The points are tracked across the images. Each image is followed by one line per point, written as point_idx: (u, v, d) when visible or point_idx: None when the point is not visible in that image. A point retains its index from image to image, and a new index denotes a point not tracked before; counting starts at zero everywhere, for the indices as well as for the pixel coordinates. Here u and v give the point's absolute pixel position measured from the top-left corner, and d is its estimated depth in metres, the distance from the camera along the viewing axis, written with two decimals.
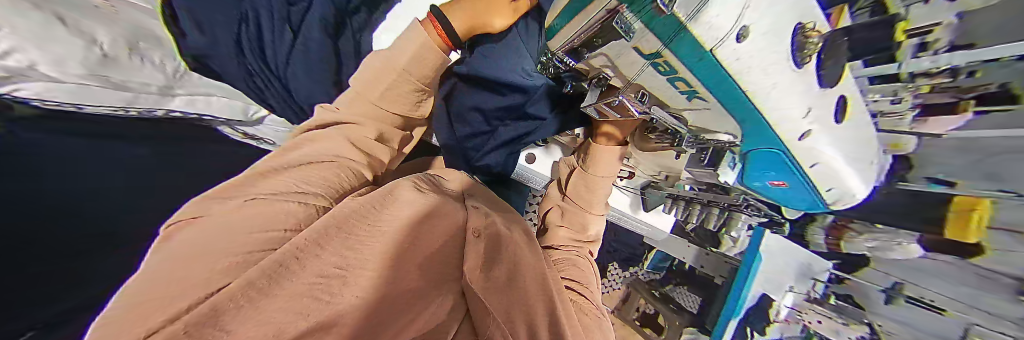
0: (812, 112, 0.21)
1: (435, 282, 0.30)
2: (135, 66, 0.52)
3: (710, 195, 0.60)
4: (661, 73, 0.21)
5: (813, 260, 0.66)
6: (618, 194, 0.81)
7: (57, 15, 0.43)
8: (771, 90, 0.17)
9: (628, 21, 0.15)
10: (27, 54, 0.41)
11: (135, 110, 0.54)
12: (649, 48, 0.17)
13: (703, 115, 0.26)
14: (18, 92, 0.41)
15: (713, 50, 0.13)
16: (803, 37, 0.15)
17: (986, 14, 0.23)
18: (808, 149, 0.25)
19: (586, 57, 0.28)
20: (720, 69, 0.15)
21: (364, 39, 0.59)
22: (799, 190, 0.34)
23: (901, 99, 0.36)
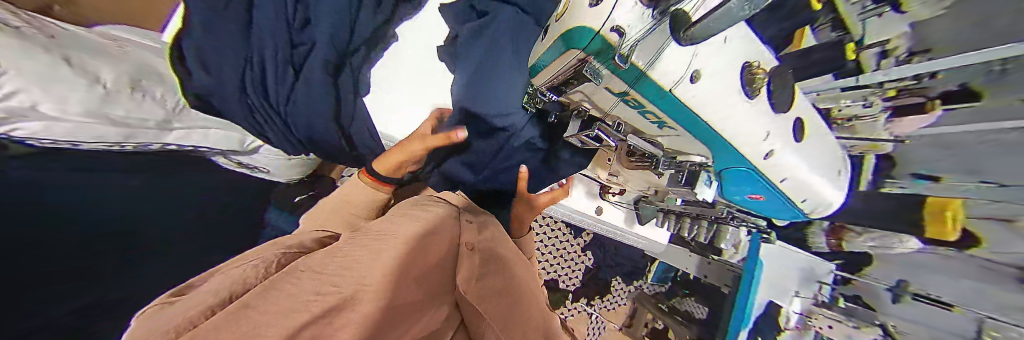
0: (769, 136, 0.24)
1: (431, 294, 0.28)
2: (137, 102, 0.52)
3: (698, 208, 0.63)
4: (632, 107, 0.27)
5: (812, 263, 0.65)
6: (611, 210, 0.81)
7: (64, 56, 0.42)
8: (727, 120, 0.22)
9: (594, 70, 0.22)
10: (31, 95, 0.38)
11: (133, 145, 0.55)
12: (617, 88, 0.23)
13: (675, 139, 0.30)
14: (14, 131, 0.39)
15: (672, 90, 0.19)
16: (751, 73, 0.22)
17: (933, 26, 0.34)
18: (774, 167, 0.27)
19: (567, 93, 0.33)
20: (675, 103, 0.21)
21: (363, 75, 0.61)
22: (775, 203, 0.34)
23: (871, 103, 0.42)
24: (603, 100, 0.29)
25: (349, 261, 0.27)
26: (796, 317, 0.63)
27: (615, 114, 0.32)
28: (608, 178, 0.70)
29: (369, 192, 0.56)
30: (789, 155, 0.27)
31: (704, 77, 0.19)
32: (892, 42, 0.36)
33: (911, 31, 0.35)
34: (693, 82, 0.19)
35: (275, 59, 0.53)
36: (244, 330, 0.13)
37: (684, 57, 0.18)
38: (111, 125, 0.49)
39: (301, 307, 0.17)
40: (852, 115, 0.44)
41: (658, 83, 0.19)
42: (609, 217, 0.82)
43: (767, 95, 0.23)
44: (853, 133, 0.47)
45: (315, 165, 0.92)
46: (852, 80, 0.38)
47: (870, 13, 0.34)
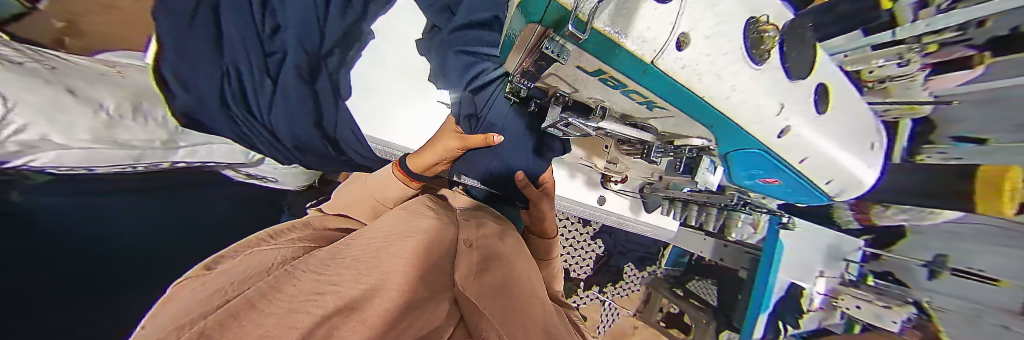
0: (785, 107, 0.21)
1: (431, 292, 0.25)
2: (139, 125, 0.53)
3: (703, 196, 0.59)
4: (615, 87, 0.25)
5: (840, 240, 0.62)
6: (615, 199, 0.79)
7: (68, 87, 0.43)
8: (732, 92, 0.19)
9: (559, 45, 0.20)
10: (41, 127, 0.40)
11: (143, 165, 0.57)
12: (592, 65, 0.21)
13: (670, 120, 0.28)
14: (33, 161, 0.41)
15: (656, 61, 0.17)
16: (759, 30, 0.19)
17: None
18: (793, 145, 0.24)
19: (542, 79, 0.32)
20: (659, 77, 0.18)
21: (342, 78, 0.62)
22: (796, 187, 0.30)
23: (907, 61, 0.36)
24: (582, 82, 0.27)
25: (354, 263, 0.27)
26: (820, 298, 0.60)
27: (598, 97, 0.30)
28: (605, 167, 0.68)
29: (400, 188, 0.52)
30: (807, 129, 0.23)
31: (691, 42, 0.17)
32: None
33: None
34: (679, 50, 0.17)
35: (253, 70, 0.52)
36: (251, 328, 0.11)
37: (668, 16, 0.16)
38: (118, 149, 0.50)
39: (309, 306, 0.16)
40: (887, 76, 0.39)
41: (636, 55, 0.17)
42: (613, 206, 0.79)
43: (780, 60, 0.20)
44: (886, 96, 0.42)
45: (320, 172, 0.94)
46: (888, 34, 0.33)
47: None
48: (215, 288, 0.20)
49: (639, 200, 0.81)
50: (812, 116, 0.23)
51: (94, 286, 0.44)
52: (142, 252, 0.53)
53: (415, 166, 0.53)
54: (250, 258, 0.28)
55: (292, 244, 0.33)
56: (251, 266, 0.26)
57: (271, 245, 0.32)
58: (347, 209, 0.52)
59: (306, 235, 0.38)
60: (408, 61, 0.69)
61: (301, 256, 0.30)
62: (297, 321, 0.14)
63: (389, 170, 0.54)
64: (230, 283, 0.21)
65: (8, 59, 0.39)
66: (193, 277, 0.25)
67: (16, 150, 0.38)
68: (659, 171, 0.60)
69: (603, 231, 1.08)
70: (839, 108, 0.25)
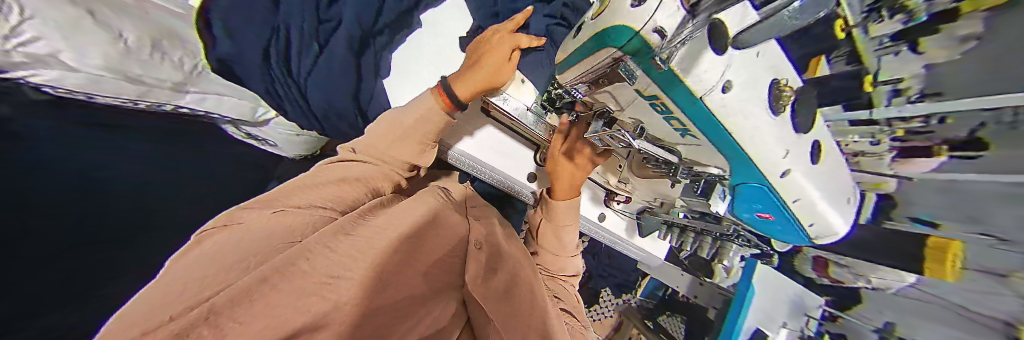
0: (790, 153, 0.25)
1: (437, 290, 0.31)
2: (155, 63, 0.52)
3: (702, 223, 0.60)
4: (659, 112, 0.28)
5: (805, 294, 0.66)
6: (613, 217, 0.82)
7: (88, 10, 0.43)
8: (755, 132, 0.23)
9: (628, 70, 0.23)
10: (51, 42, 0.38)
11: (146, 104, 0.54)
12: (650, 91, 0.24)
13: (695, 152, 0.31)
14: (35, 77, 0.39)
15: (705, 97, 0.21)
16: (778, 89, 0.23)
17: (952, 66, 0.32)
18: (791, 188, 0.27)
19: (593, 93, 0.36)
20: (703, 111, 0.22)
21: (385, 56, 0.66)
22: (785, 227, 0.34)
23: (879, 140, 0.43)
24: (631, 105, 0.31)
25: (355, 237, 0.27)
26: None
27: (639, 121, 0.34)
28: (616, 185, 0.70)
29: (437, 119, 0.51)
30: (805, 175, 0.27)
31: (733, 88, 0.21)
32: (904, 82, 0.36)
33: (926, 72, 0.34)
34: (723, 92, 0.21)
35: (301, 32, 0.56)
36: (258, 310, 0.14)
37: (720, 64, 0.20)
38: (128, 82, 0.49)
39: (315, 283, 0.19)
40: (861, 152, 0.45)
41: (690, 90, 0.21)
42: (612, 224, 0.82)
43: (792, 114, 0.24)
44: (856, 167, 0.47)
45: (323, 144, 0.92)
46: (864, 113, 0.39)
47: (891, 48, 0.35)
48: (240, 261, 0.21)
49: (635, 222, 0.84)
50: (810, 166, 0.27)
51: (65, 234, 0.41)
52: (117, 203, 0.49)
53: (462, 90, 0.50)
54: (268, 228, 0.28)
55: (318, 214, 0.34)
56: (269, 237, 0.26)
57: (288, 213, 0.32)
58: (370, 157, 0.49)
59: (318, 204, 0.36)
60: (443, 55, 0.68)
61: (321, 227, 0.31)
62: (302, 306, 0.16)
63: (429, 93, 0.52)
64: (254, 256, 0.22)
65: None
66: (215, 229, 0.28)
67: (20, 61, 0.36)
68: (668, 198, 0.62)
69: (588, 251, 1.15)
70: (829, 164, 0.29)
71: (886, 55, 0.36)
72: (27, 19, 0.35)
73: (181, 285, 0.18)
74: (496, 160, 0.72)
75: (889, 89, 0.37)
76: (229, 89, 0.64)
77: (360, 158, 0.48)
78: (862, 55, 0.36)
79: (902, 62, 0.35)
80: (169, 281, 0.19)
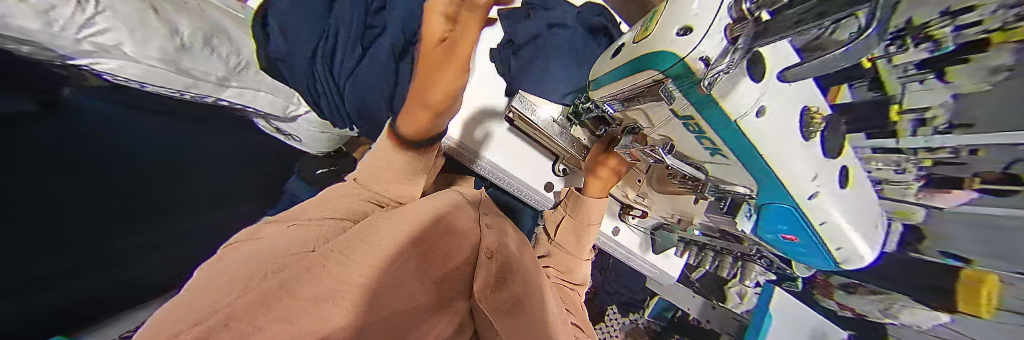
0: (819, 177, 0.26)
1: (445, 299, 0.29)
2: (204, 57, 0.57)
3: (722, 242, 0.59)
4: (691, 132, 0.31)
5: (823, 325, 0.58)
6: (627, 232, 0.83)
7: (151, 6, 0.49)
8: (785, 154, 0.25)
9: (668, 90, 0.27)
10: (118, 34, 0.42)
11: (191, 95, 0.56)
12: (685, 111, 0.28)
13: (723, 168, 0.33)
14: (94, 64, 0.41)
15: (739, 120, 0.24)
16: (810, 117, 0.25)
17: (980, 99, 0.24)
18: (821, 211, 0.27)
19: (624, 110, 0.41)
20: (736, 130, 0.25)
21: (416, 62, 0.78)
22: (811, 250, 0.33)
23: (904, 168, 0.34)
24: (665, 121, 0.34)
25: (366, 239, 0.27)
26: None
27: (670, 137, 0.37)
28: (636, 198, 0.70)
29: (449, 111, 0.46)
30: (835, 199, 0.27)
31: (767, 113, 0.23)
32: (931, 110, 0.28)
33: (955, 102, 0.26)
34: (758, 116, 0.23)
35: (347, 32, 0.74)
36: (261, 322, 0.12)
37: (754, 92, 0.23)
38: (179, 74, 0.52)
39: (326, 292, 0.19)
40: (886, 179, 0.36)
41: (726, 111, 0.24)
42: (625, 239, 0.83)
43: (821, 140, 0.26)
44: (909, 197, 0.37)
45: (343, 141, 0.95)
46: (891, 141, 0.32)
47: (913, 77, 0.27)
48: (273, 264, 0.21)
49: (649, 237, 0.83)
50: (841, 190, 0.27)
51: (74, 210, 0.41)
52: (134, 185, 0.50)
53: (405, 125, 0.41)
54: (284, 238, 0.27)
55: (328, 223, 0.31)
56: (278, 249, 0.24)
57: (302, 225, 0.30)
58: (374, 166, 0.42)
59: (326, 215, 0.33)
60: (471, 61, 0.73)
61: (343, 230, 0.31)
62: (297, 322, 0.13)
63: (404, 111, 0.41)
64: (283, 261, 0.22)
65: None
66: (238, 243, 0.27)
67: (88, 50, 0.39)
68: (689, 216, 0.57)
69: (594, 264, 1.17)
70: (856, 189, 0.29)
71: (911, 83, 0.28)
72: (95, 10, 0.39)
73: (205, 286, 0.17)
74: (514, 166, 0.74)
75: (913, 118, 0.30)
76: (275, 87, 0.70)
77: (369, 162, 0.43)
78: (881, 75, 0.29)
79: (928, 92, 0.27)
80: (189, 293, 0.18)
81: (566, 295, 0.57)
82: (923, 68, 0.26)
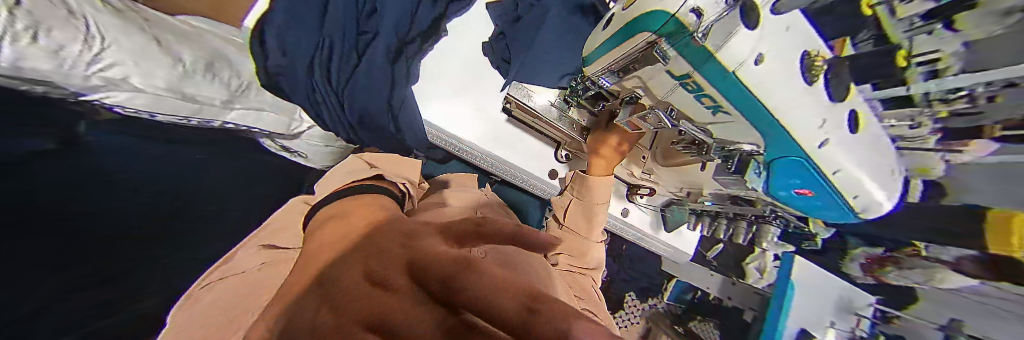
0: (826, 122, 0.26)
1: None
2: (207, 82, 0.59)
3: (736, 208, 0.57)
4: (690, 91, 0.31)
5: (851, 293, 0.62)
6: (637, 213, 0.80)
7: (154, 38, 0.50)
8: (787, 102, 0.25)
9: (663, 51, 0.27)
10: (124, 68, 0.45)
11: (200, 121, 0.59)
12: (682, 70, 0.28)
13: (727, 127, 0.32)
14: (107, 99, 0.43)
15: (738, 70, 0.23)
16: (810, 60, 0.25)
17: (996, 45, 0.25)
18: (828, 157, 0.28)
19: (621, 81, 0.41)
20: (735, 83, 0.24)
21: (414, 68, 0.65)
22: (823, 200, 0.33)
23: (919, 124, 0.35)
24: (664, 86, 0.34)
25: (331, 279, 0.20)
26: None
27: (670, 102, 0.37)
28: (642, 176, 0.69)
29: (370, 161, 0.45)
30: (843, 146, 0.27)
31: (765, 61, 0.23)
32: (943, 61, 0.29)
33: (966, 50, 0.27)
34: (756, 65, 0.23)
35: None
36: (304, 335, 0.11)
37: (751, 40, 0.22)
38: (186, 101, 0.55)
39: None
40: (900, 135, 0.37)
41: (724, 64, 0.24)
42: (635, 219, 0.80)
43: (824, 85, 0.25)
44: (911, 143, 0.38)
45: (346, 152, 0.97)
46: (901, 90, 0.32)
47: (919, 29, 0.28)
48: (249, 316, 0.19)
49: (659, 215, 0.82)
50: (851, 135, 0.27)
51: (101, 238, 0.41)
52: (155, 210, 0.50)
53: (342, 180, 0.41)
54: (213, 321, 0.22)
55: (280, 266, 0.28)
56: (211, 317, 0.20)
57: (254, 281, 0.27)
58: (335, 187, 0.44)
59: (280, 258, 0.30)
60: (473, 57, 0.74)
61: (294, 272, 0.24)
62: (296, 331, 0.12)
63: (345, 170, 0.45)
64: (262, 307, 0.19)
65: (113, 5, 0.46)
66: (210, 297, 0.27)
67: (98, 84, 0.41)
68: (697, 187, 0.57)
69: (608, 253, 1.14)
70: (870, 138, 0.28)
71: (919, 34, 0.29)
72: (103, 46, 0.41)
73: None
74: (515, 158, 0.75)
75: (924, 71, 0.31)
76: (275, 104, 0.74)
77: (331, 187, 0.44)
78: (886, 23, 0.31)
79: (937, 42, 0.28)
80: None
81: (575, 281, 0.56)
82: (930, 19, 0.27)
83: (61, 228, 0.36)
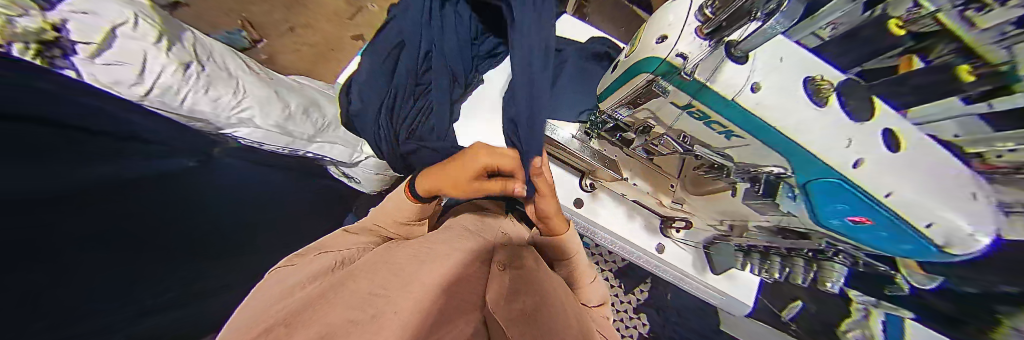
0: (852, 140, 0.23)
1: (462, 308, 0.25)
2: (303, 121, 0.75)
3: (787, 242, 0.47)
4: (697, 119, 0.32)
5: None
6: (674, 249, 0.66)
7: (274, 91, 0.73)
8: (799, 124, 0.24)
9: (662, 86, 0.31)
10: (251, 111, 0.65)
11: (288, 150, 0.76)
12: (683, 100, 0.30)
13: (744, 151, 0.32)
14: (235, 132, 0.65)
15: (737, 98, 0.25)
16: (818, 84, 0.25)
17: None
18: (873, 179, 0.23)
19: (632, 113, 0.43)
20: (736, 109, 0.26)
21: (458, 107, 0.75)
22: (896, 237, 0.27)
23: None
24: (670, 115, 0.35)
25: (370, 283, 0.27)
26: None
27: (679, 128, 0.37)
28: (672, 205, 0.62)
29: (413, 209, 0.49)
30: (885, 169, 0.23)
31: (764, 88, 0.24)
32: None
33: None
34: (753, 92, 0.24)
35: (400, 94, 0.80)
36: None
37: (743, 71, 0.25)
38: (284, 135, 0.71)
39: (343, 320, 0.20)
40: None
41: (720, 93, 0.26)
42: (672, 258, 0.66)
43: (841, 105, 0.24)
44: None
45: None
46: (987, 106, 0.22)
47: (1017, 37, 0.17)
48: (294, 299, 0.25)
49: (703, 252, 0.67)
50: (893, 154, 0.23)
51: (217, 237, 0.54)
52: (253, 219, 0.64)
53: (422, 185, 0.46)
54: (274, 292, 0.27)
55: (337, 260, 0.35)
56: (279, 291, 0.27)
57: (318, 262, 0.34)
58: (387, 209, 0.49)
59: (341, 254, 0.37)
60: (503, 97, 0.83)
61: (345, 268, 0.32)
62: None
63: (401, 200, 0.48)
64: (290, 302, 0.24)
65: (253, 77, 0.71)
66: (285, 268, 0.34)
67: (232, 122, 0.63)
68: (740, 219, 0.52)
69: (650, 304, 1.04)
70: (929, 165, 0.23)
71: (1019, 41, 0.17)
72: (239, 97, 0.64)
73: (257, 316, 0.22)
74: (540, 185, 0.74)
75: None
76: (347, 140, 0.86)
77: (386, 206, 0.50)
78: (960, 36, 0.21)
79: None
80: (247, 320, 0.22)
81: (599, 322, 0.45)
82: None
83: (183, 227, 0.47)
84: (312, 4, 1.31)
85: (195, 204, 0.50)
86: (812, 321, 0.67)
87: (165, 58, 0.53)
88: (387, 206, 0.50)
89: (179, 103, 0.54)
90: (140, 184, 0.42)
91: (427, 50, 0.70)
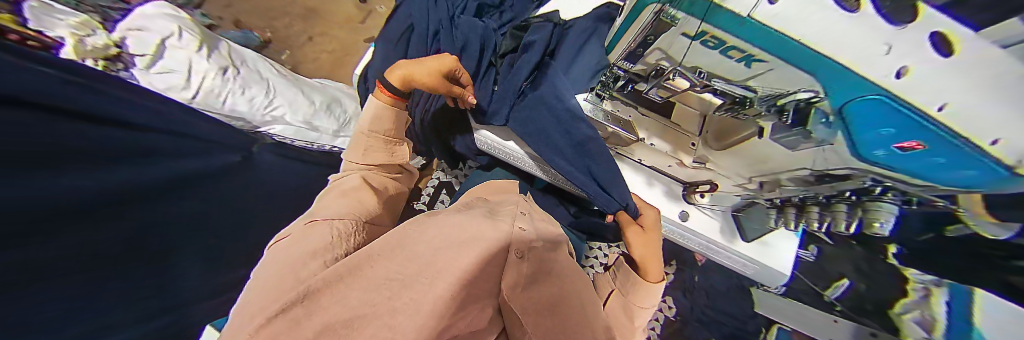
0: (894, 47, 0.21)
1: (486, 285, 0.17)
2: (330, 116, 0.81)
3: (824, 188, 0.45)
4: (712, 48, 0.31)
5: None
6: (699, 216, 0.63)
7: (300, 88, 0.78)
8: (828, 36, 0.22)
9: (670, 15, 0.29)
10: (282, 109, 0.71)
11: (316, 144, 0.81)
12: (694, 27, 0.29)
13: (770, 76, 0.32)
14: (270, 130, 0.71)
15: (753, 13, 0.23)
16: None
17: None
18: (919, 88, 0.23)
19: (644, 56, 0.42)
20: (751, 24, 0.24)
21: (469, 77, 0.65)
22: (949, 155, 0.26)
23: None
24: (682, 49, 0.35)
25: (386, 238, 0.21)
26: None
27: (692, 64, 0.37)
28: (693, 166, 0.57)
29: (391, 114, 0.49)
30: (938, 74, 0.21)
31: None
32: None
33: None
34: (770, 4, 0.22)
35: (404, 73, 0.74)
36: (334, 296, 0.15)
37: None
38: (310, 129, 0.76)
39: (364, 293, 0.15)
40: None
41: (732, 11, 0.24)
42: (699, 225, 0.63)
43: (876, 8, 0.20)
44: None
45: None
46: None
47: None
48: (312, 264, 0.24)
49: (728, 213, 0.63)
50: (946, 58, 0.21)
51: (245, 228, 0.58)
52: (286, 211, 0.69)
53: (399, 77, 0.46)
54: (277, 264, 0.27)
55: (334, 225, 0.33)
56: (284, 260, 0.27)
57: (320, 227, 0.32)
58: (361, 144, 0.48)
59: (339, 214, 0.36)
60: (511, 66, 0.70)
61: (353, 250, 0.29)
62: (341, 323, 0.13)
63: (374, 99, 0.49)
64: (309, 268, 0.24)
65: (276, 75, 0.76)
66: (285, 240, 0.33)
67: (269, 119, 0.69)
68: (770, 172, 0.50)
69: None
70: None
71: None
72: (269, 94, 0.69)
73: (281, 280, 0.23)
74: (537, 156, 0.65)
75: None
76: None
77: (362, 144, 0.48)
78: None
79: None
80: (274, 282, 0.23)
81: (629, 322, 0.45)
82: None
83: (222, 216, 0.52)
84: (328, 14, 1.39)
85: (236, 197, 0.56)
86: (863, 299, 0.64)
87: (206, 64, 0.59)
88: (360, 134, 0.48)
89: (221, 105, 0.60)
90: (200, 177, 0.48)
91: (435, 30, 0.69)
